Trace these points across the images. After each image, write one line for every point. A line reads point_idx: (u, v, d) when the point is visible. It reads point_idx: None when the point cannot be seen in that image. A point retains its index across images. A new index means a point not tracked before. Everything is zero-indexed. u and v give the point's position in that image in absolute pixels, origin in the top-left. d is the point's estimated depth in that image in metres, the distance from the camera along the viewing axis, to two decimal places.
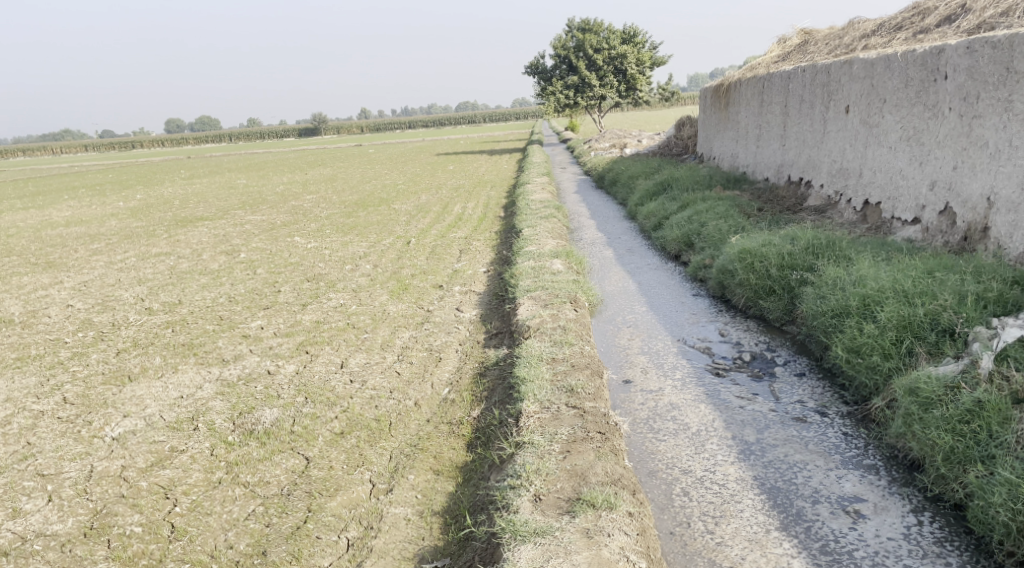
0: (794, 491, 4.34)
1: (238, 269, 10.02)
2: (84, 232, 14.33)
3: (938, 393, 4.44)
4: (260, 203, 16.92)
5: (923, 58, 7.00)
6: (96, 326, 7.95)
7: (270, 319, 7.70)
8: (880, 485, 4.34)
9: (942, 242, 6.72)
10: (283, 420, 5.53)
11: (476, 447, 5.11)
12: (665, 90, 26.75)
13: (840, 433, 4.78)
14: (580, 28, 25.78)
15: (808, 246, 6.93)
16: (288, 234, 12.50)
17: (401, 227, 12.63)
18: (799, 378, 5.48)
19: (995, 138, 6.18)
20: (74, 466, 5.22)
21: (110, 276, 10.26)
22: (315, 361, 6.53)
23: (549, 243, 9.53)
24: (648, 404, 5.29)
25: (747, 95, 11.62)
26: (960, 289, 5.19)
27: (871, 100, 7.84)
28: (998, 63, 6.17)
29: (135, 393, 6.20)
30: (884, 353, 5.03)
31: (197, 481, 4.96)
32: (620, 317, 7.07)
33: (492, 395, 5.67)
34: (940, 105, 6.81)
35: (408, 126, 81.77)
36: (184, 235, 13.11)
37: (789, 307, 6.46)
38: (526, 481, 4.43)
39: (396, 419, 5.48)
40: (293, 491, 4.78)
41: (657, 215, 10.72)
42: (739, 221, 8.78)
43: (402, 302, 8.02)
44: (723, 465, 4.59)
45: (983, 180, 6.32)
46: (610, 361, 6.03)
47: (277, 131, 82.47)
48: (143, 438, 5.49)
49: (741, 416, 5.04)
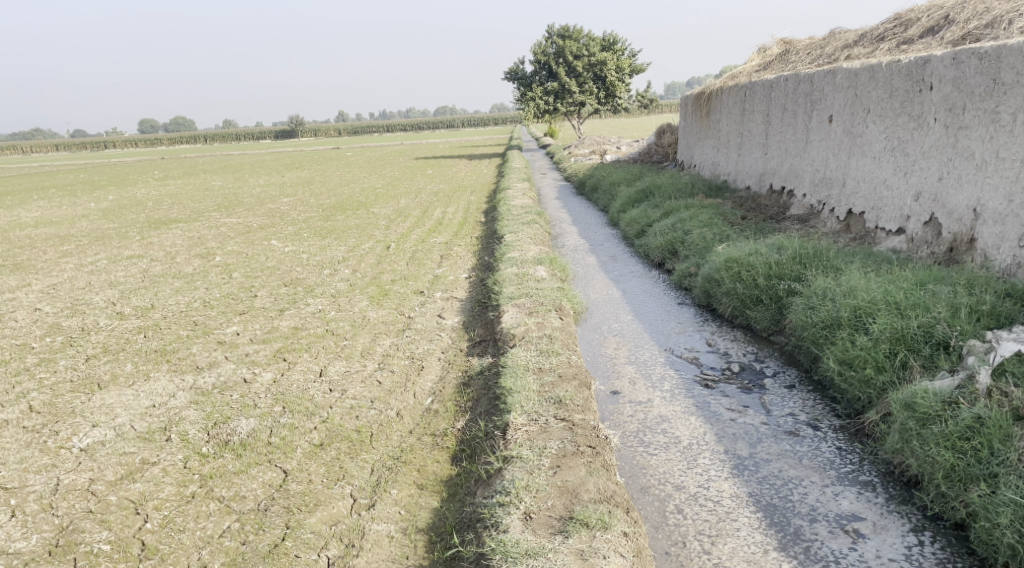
0: (791, 509, 4.25)
1: (213, 273, 9.77)
2: (54, 233, 13.98)
3: (935, 408, 4.38)
4: (236, 206, 16.63)
5: (908, 69, 6.98)
6: (64, 331, 7.69)
7: (246, 324, 7.49)
8: (878, 503, 4.26)
9: (928, 253, 6.68)
10: (260, 431, 5.34)
11: (462, 460, 4.96)
12: (644, 97, 26.85)
13: (834, 447, 4.70)
14: (559, 34, 25.76)
15: (795, 256, 6.87)
16: (264, 237, 12.26)
17: (381, 231, 12.45)
18: (789, 390, 5.40)
19: (982, 148, 6.16)
20: (39, 479, 4.99)
21: (80, 279, 9.96)
22: (293, 369, 6.34)
23: (531, 249, 9.41)
24: (638, 416, 5.18)
25: (728, 104, 11.60)
26: (952, 301, 5.15)
27: (855, 109, 7.82)
28: (984, 74, 6.15)
29: (104, 401, 5.96)
30: (877, 366, 4.97)
31: (170, 495, 4.75)
32: (605, 325, 6.96)
33: (477, 405, 5.53)
34: (926, 116, 6.79)
35: (386, 130, 81.42)
36: (157, 237, 12.83)
37: (777, 317, 6.39)
38: (516, 498, 4.29)
39: (378, 430, 5.32)
40: (271, 507, 4.60)
41: (640, 223, 10.64)
42: (724, 230, 8.71)
43: (382, 308, 7.85)
44: (716, 480, 4.48)
45: (969, 191, 6.29)
46: (597, 372, 5.90)
47: (253, 133, 81.75)
48: (113, 449, 5.27)
49: (733, 429, 4.94)
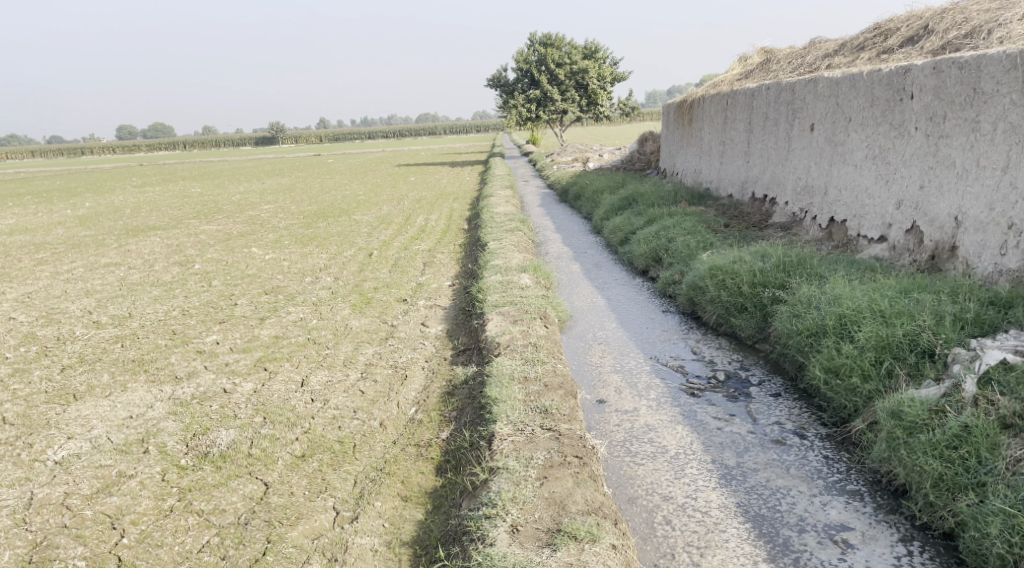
0: (779, 519, 4.22)
1: (192, 281, 9.64)
2: (29, 241, 13.75)
3: (923, 417, 4.37)
4: (215, 213, 16.49)
5: (888, 78, 7.03)
6: (39, 341, 7.54)
7: (226, 333, 7.37)
8: (866, 513, 4.25)
9: (910, 261, 6.71)
10: (240, 443, 5.24)
11: (447, 471, 4.89)
12: (626, 105, 26.95)
13: (821, 456, 4.70)
14: (542, 42, 25.83)
15: (778, 263, 6.88)
16: (244, 245, 12.13)
17: (363, 239, 12.37)
18: (775, 398, 5.39)
19: (963, 157, 6.21)
20: (12, 494, 4.86)
21: (55, 287, 9.79)
22: (274, 379, 6.24)
23: (515, 256, 9.36)
24: (624, 425, 5.14)
25: (711, 112, 11.63)
26: (937, 309, 5.17)
27: (837, 118, 7.86)
28: (964, 83, 6.20)
29: (80, 412, 5.84)
30: (863, 374, 4.98)
31: (147, 509, 4.65)
32: (590, 333, 6.92)
33: (462, 415, 5.46)
34: (906, 125, 6.84)
35: (367, 136, 81.34)
36: (135, 245, 12.65)
37: (761, 325, 6.39)
38: (502, 511, 4.23)
39: (361, 441, 5.24)
40: (252, 521, 4.50)
41: (623, 230, 10.64)
42: (707, 237, 8.72)
43: (365, 316, 7.77)
44: (704, 491, 4.45)
45: (950, 200, 6.33)
46: (583, 381, 5.86)
47: (233, 138, 81.31)
48: (88, 462, 5.15)
49: (720, 438, 4.92)
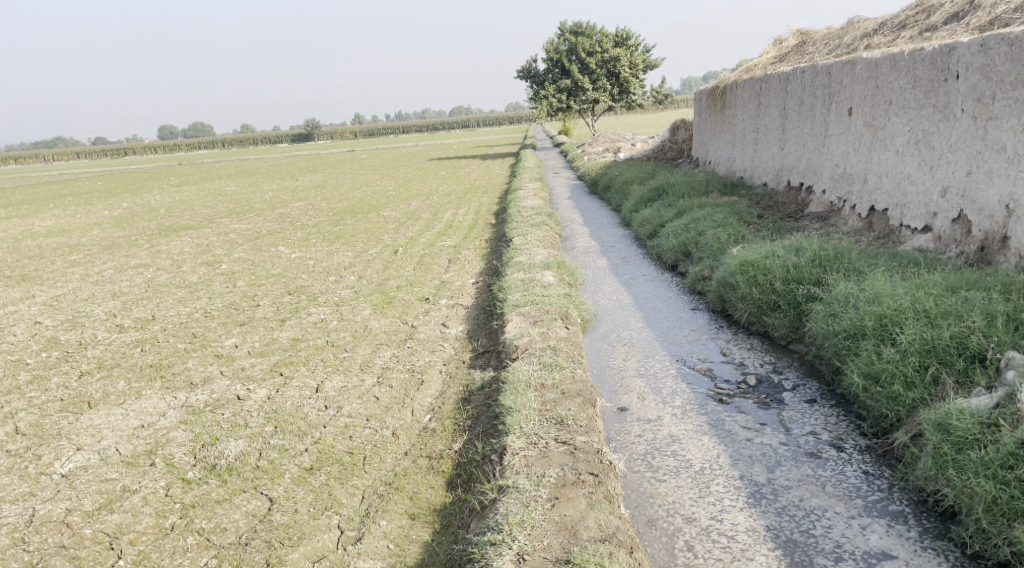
0: (813, 545, 3.90)
1: (217, 282, 9.53)
2: (64, 243, 13.82)
3: (973, 432, 4.02)
4: (247, 210, 16.49)
5: (932, 57, 6.55)
6: (61, 346, 7.46)
7: (245, 336, 7.21)
8: (911, 538, 3.91)
9: (957, 253, 6.26)
10: (248, 454, 5.04)
11: (457, 487, 4.64)
12: (659, 93, 26.35)
13: (860, 471, 4.34)
14: (572, 31, 25.42)
15: (814, 257, 6.47)
16: (272, 243, 12.03)
17: (389, 235, 12.15)
18: (809, 405, 5.03)
19: (1014, 140, 5.74)
20: (14, 511, 4.73)
21: (83, 290, 9.76)
22: (289, 385, 6.03)
23: (540, 252, 9.06)
24: (646, 436, 4.83)
25: (744, 98, 11.16)
26: (987, 308, 4.75)
27: (876, 101, 7.40)
28: (1015, 61, 5.74)
29: (92, 422, 5.71)
30: (905, 381, 4.61)
31: (147, 528, 4.48)
32: (614, 334, 6.60)
33: (476, 425, 5.20)
34: (952, 107, 6.37)
35: (401, 131, 81.64)
36: (166, 245, 12.62)
37: (796, 324, 6.01)
38: (508, 537, 3.97)
39: (371, 452, 5.01)
40: (251, 541, 4.30)
41: (653, 222, 10.26)
42: (739, 230, 8.32)
43: (386, 316, 7.55)
44: (730, 512, 4.13)
45: (1001, 187, 5.87)
46: (604, 387, 5.54)
47: (269, 136, 82.22)
48: (94, 475, 5.00)
49: (749, 451, 4.58)
